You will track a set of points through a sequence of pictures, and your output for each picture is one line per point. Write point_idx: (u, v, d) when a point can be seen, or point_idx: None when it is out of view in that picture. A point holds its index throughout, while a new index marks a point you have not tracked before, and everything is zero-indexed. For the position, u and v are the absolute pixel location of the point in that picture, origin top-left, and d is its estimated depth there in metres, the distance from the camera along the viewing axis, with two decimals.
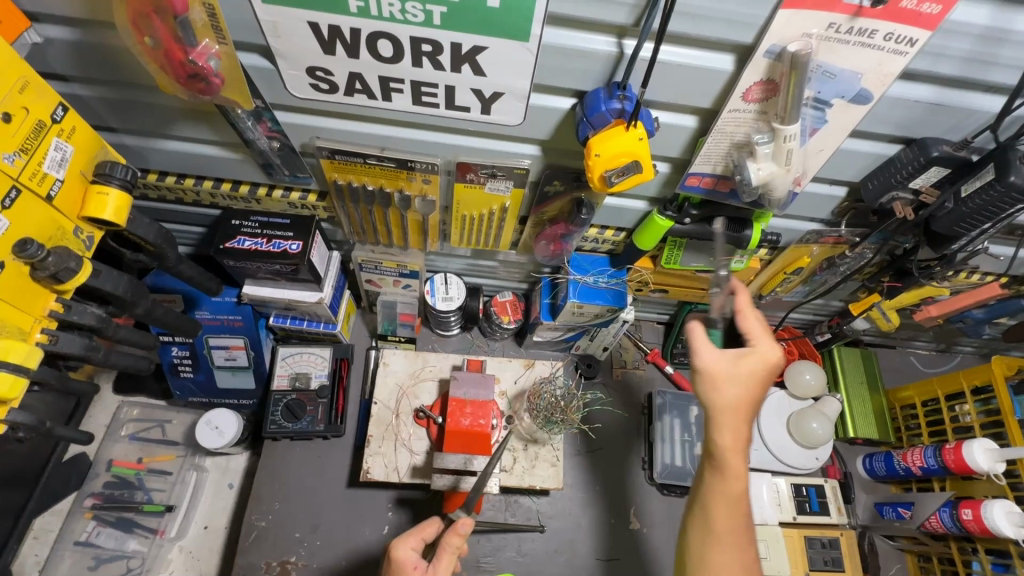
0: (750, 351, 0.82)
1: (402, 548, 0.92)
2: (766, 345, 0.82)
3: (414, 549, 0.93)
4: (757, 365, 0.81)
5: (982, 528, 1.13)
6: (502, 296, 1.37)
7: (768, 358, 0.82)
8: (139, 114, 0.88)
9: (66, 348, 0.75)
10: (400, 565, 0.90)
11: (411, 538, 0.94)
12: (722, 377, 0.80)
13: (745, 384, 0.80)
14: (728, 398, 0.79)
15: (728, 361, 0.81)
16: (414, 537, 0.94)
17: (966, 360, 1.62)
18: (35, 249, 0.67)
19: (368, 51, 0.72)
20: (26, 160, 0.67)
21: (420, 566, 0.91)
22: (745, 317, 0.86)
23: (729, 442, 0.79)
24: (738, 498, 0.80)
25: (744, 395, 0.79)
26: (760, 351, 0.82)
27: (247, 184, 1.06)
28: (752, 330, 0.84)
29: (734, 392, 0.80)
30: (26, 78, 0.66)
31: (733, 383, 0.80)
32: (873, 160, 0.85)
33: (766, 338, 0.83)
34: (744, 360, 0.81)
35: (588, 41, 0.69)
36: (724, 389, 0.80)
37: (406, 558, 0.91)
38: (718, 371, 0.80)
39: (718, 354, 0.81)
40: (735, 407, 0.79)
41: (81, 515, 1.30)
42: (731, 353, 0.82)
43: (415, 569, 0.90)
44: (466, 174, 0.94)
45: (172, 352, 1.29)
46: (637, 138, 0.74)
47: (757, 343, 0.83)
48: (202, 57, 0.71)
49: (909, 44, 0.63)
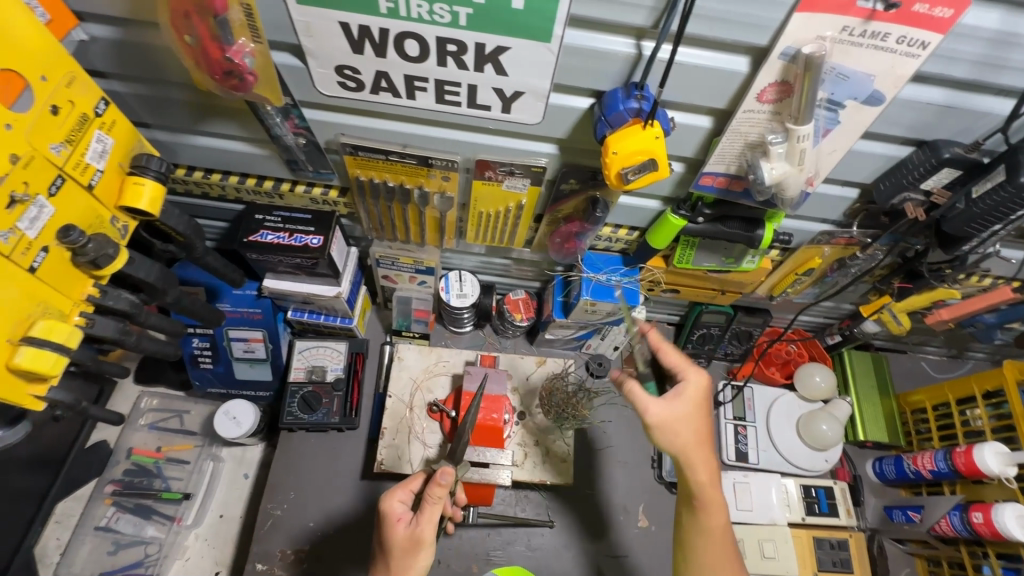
0: (683, 386, 0.97)
1: (389, 501, 0.95)
2: (692, 374, 0.98)
3: (402, 503, 0.95)
4: (694, 396, 0.97)
5: (993, 532, 1.13)
6: (515, 294, 1.39)
7: (698, 384, 0.98)
8: (172, 110, 0.92)
9: (102, 331, 0.79)
10: (385, 516, 0.94)
11: (399, 491, 0.97)
12: (674, 419, 0.95)
13: (694, 419, 0.96)
14: (686, 439, 0.95)
15: (671, 405, 0.96)
16: (402, 490, 0.96)
17: (978, 366, 1.61)
18: (77, 236, 0.71)
19: (395, 51, 0.75)
20: (71, 150, 0.70)
21: (404, 518, 0.94)
22: (666, 355, 1.01)
23: (704, 473, 0.94)
24: (720, 520, 0.96)
25: (696, 427, 0.96)
26: (690, 382, 0.97)
27: (271, 180, 1.09)
28: (678, 365, 1.00)
29: (688, 432, 0.95)
30: (73, 73, 0.70)
31: (683, 424, 0.95)
32: (886, 162, 0.87)
33: (689, 367, 0.99)
34: (681, 398, 0.97)
35: (607, 42, 0.72)
36: (681, 431, 0.95)
37: (392, 510, 0.94)
38: (668, 417, 0.95)
39: (661, 403, 0.96)
40: (694, 444, 0.95)
41: (101, 501, 1.34)
42: (670, 398, 0.97)
43: (399, 521, 0.93)
44: (485, 171, 0.96)
45: (193, 343, 1.32)
46: (654, 137, 0.76)
47: (685, 377, 0.99)
48: (238, 55, 0.74)
49: (921, 46, 0.65)
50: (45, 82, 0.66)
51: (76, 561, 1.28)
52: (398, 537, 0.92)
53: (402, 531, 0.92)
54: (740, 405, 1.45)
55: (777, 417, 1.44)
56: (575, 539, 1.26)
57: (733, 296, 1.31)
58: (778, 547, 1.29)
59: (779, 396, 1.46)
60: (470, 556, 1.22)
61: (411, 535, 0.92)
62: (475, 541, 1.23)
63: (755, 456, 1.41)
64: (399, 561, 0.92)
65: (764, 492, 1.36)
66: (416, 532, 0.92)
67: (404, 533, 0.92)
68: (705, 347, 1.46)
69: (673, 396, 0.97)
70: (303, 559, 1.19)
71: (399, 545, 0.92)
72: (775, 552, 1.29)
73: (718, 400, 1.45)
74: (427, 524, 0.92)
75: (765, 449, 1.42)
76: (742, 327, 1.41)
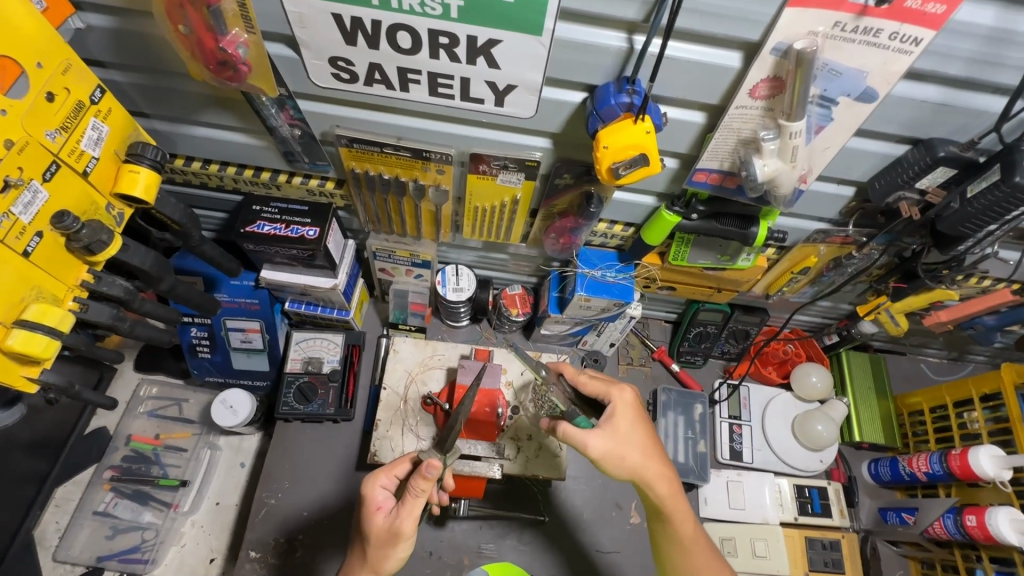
0: (614, 408, 0.94)
1: (370, 487, 0.96)
2: (617, 394, 0.95)
3: (384, 489, 0.96)
4: (628, 414, 0.94)
5: (986, 535, 1.13)
6: (512, 289, 1.39)
7: (626, 402, 0.95)
8: (170, 100, 0.92)
9: (96, 316, 0.80)
10: (366, 502, 0.95)
11: (383, 477, 0.97)
12: (617, 444, 0.91)
13: (639, 439, 0.93)
14: (635, 461, 0.91)
15: (610, 434, 0.91)
16: (385, 475, 0.97)
17: (978, 369, 1.60)
18: (72, 221, 0.72)
19: (388, 42, 0.75)
20: (66, 137, 0.71)
21: (384, 507, 0.95)
22: (585, 384, 0.99)
23: (664, 487, 0.93)
24: (690, 526, 0.95)
25: (643, 444, 0.92)
26: (618, 402, 0.94)
27: (268, 171, 1.10)
28: (599, 390, 0.97)
29: (635, 454, 0.91)
30: (69, 60, 0.71)
31: (629, 450, 0.91)
32: (881, 160, 0.86)
33: (611, 388, 0.96)
34: (616, 422, 0.93)
35: (600, 36, 0.72)
36: (629, 456, 0.91)
37: (372, 498, 0.95)
38: (611, 445, 0.90)
39: (601, 435, 0.91)
40: (646, 463, 0.92)
41: (100, 486, 1.37)
42: (607, 427, 0.92)
43: (378, 510, 0.94)
44: (479, 165, 0.96)
45: (192, 333, 1.33)
46: (644, 132, 0.76)
47: (611, 399, 0.95)
48: (232, 45, 0.75)
49: (914, 43, 0.65)
50: (41, 69, 0.67)
51: (76, 544, 1.31)
52: (375, 527, 0.93)
53: (381, 520, 0.93)
54: (736, 403, 1.45)
55: (772, 417, 1.43)
56: (567, 534, 1.26)
57: (729, 294, 1.31)
58: (769, 546, 1.29)
59: (775, 396, 1.46)
60: (461, 548, 1.22)
61: (388, 526, 0.92)
62: (467, 534, 1.24)
63: (749, 455, 1.41)
64: (376, 550, 0.93)
65: (757, 492, 1.35)
66: (394, 524, 0.91)
67: (381, 523, 0.93)
68: (702, 345, 1.45)
69: (607, 423, 0.92)
70: (295, 548, 1.20)
71: (376, 534, 0.93)
72: (767, 551, 1.28)
73: (714, 398, 1.45)
74: (407, 516, 0.91)
75: (759, 447, 1.42)
76: (739, 326, 1.41)
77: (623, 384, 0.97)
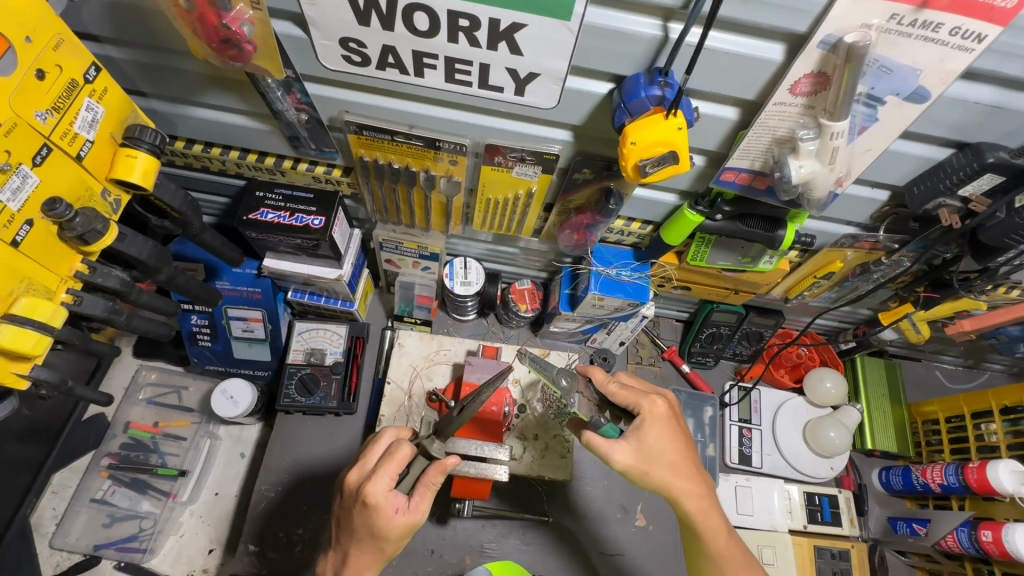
0: (643, 421, 0.90)
1: (381, 493, 0.85)
2: (647, 405, 0.91)
3: (393, 490, 0.86)
4: (657, 427, 0.90)
5: (1002, 551, 1.10)
6: (521, 284, 1.35)
7: (656, 414, 0.91)
8: (170, 79, 0.87)
9: (90, 309, 0.76)
10: (380, 508, 0.84)
11: (387, 479, 0.86)
12: (644, 458, 0.88)
13: (668, 454, 0.89)
14: (662, 476, 0.88)
15: (635, 446, 0.89)
16: (389, 477, 0.86)
17: (994, 378, 1.56)
18: (64, 209, 0.68)
19: (403, 24, 0.70)
20: (58, 119, 0.67)
21: (399, 506, 0.86)
22: (614, 394, 0.94)
23: (692, 502, 0.90)
24: (723, 543, 0.92)
25: (671, 459, 0.89)
26: (647, 414, 0.90)
27: (272, 156, 1.05)
28: (628, 400, 0.92)
29: (662, 470, 0.88)
30: (61, 35, 0.66)
31: (657, 465, 0.88)
32: (922, 164, 0.81)
33: (641, 397, 0.92)
34: (643, 434, 0.89)
35: (632, 23, 0.67)
36: (655, 469, 0.88)
37: (387, 503, 0.85)
38: (637, 458, 0.88)
39: (626, 448, 0.88)
40: (673, 480, 0.89)
41: (97, 473, 1.34)
42: (633, 440, 0.89)
43: (396, 512, 0.85)
44: (495, 157, 0.92)
45: (192, 321, 1.30)
46: (676, 127, 0.71)
47: (640, 410, 0.91)
48: (235, 21, 0.70)
49: (976, 39, 0.60)
50: (29, 45, 0.62)
51: (73, 531, 1.29)
52: (396, 527, 0.86)
53: (401, 520, 0.86)
54: (746, 407, 1.42)
55: (783, 421, 1.40)
56: (571, 535, 1.24)
57: (746, 296, 1.27)
58: (778, 554, 1.27)
59: (787, 400, 1.42)
60: (464, 547, 1.20)
61: (410, 523, 0.86)
62: (470, 532, 1.21)
63: (759, 460, 1.38)
64: (393, 544, 0.88)
65: (766, 496, 1.33)
66: (417, 519, 0.87)
67: (402, 523, 0.86)
68: (714, 346, 1.42)
69: (632, 434, 0.89)
70: (294, 543, 1.17)
71: (397, 533, 0.86)
72: (775, 559, 1.26)
73: (724, 401, 1.42)
74: (425, 509, 0.88)
75: (769, 453, 1.39)
76: (753, 328, 1.37)
77: (655, 392, 0.93)
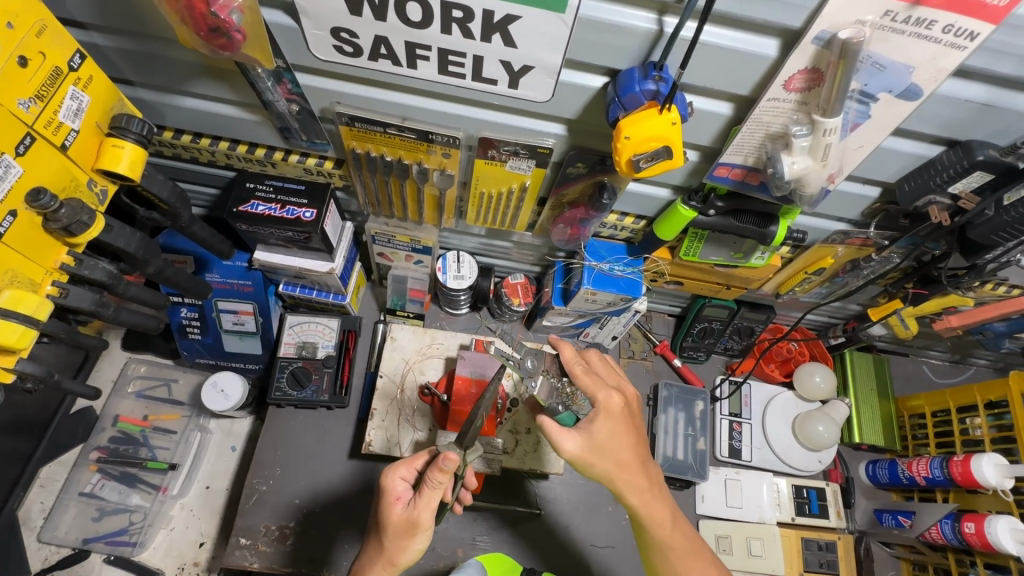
0: (597, 413, 0.87)
1: (390, 478, 0.90)
2: (603, 397, 0.88)
3: (404, 481, 0.91)
4: (610, 423, 0.87)
5: (984, 543, 1.11)
6: (514, 278, 1.33)
7: (611, 408, 0.88)
8: (158, 67, 0.86)
9: (76, 302, 0.75)
10: (385, 492, 0.89)
11: (402, 468, 0.92)
12: (594, 451, 0.86)
13: (616, 451, 0.87)
14: (608, 469, 0.87)
15: (585, 436, 0.86)
16: (405, 467, 0.91)
17: (980, 373, 1.58)
18: (49, 200, 0.67)
19: (396, 13, 0.69)
20: (42, 107, 0.66)
21: (403, 497, 0.90)
22: (577, 375, 0.90)
23: (635, 496, 0.89)
24: (668, 532, 0.91)
25: (620, 457, 0.87)
26: (602, 408, 0.87)
27: (263, 147, 1.03)
28: (587, 386, 0.89)
29: (608, 463, 0.86)
30: (44, 21, 0.65)
31: (602, 459, 0.86)
32: (913, 161, 0.82)
33: (600, 388, 0.88)
34: (596, 426, 0.86)
35: (628, 16, 0.66)
36: (600, 464, 0.86)
37: (391, 488, 0.90)
38: (586, 450, 0.86)
39: (577, 438, 0.85)
40: (617, 474, 0.87)
41: (87, 467, 1.33)
42: (584, 426, 0.87)
43: (397, 501, 0.89)
44: (488, 150, 0.91)
45: (182, 313, 1.29)
46: (670, 122, 0.71)
47: (596, 402, 0.88)
48: (224, 10, 0.68)
49: (969, 37, 0.60)
50: (11, 31, 0.61)
51: (62, 525, 1.28)
52: (395, 517, 0.88)
53: (400, 511, 0.89)
54: (737, 401, 1.43)
55: (773, 415, 1.41)
56: (562, 528, 1.24)
57: (737, 291, 1.28)
58: (766, 546, 1.29)
59: (777, 395, 1.43)
60: (455, 540, 1.20)
61: (408, 518, 0.88)
62: (461, 525, 1.21)
63: (749, 454, 1.39)
64: (393, 542, 0.89)
65: (755, 490, 1.35)
66: (413, 516, 0.87)
67: (402, 514, 0.88)
68: (706, 340, 1.42)
69: (584, 424, 0.87)
70: (286, 537, 1.17)
71: (395, 524, 0.88)
72: (763, 551, 1.28)
73: (716, 395, 1.43)
74: (424, 508, 0.87)
75: (759, 446, 1.40)
76: (744, 323, 1.38)
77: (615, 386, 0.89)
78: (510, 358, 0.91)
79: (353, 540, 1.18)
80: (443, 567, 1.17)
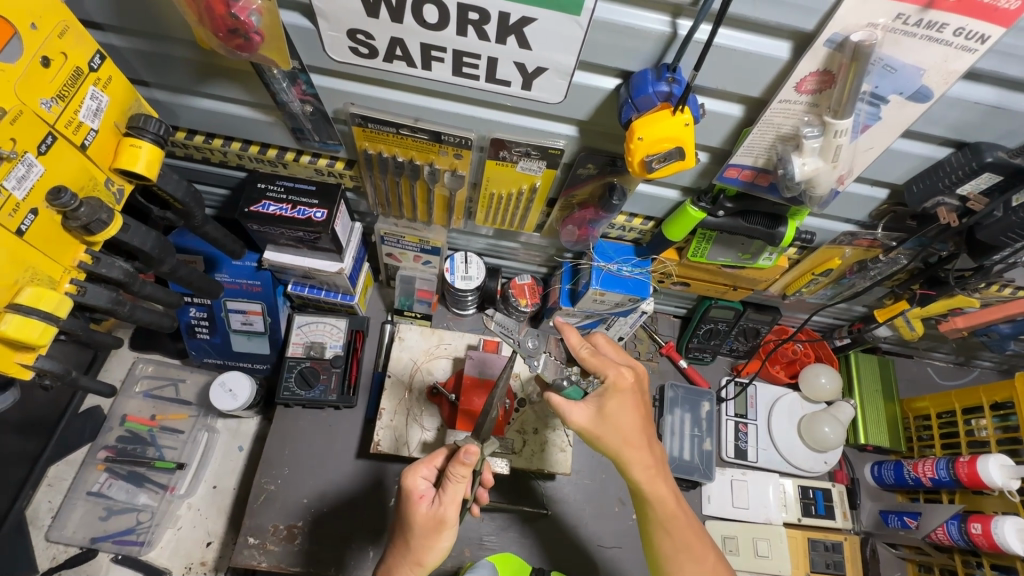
0: (606, 389, 0.88)
1: (412, 478, 0.91)
2: (613, 372, 0.89)
3: (425, 479, 0.92)
4: (620, 400, 0.88)
5: (991, 543, 1.11)
6: (520, 279, 1.34)
7: (621, 385, 0.88)
8: (173, 69, 0.87)
9: (94, 300, 0.76)
10: (409, 493, 0.90)
11: (422, 468, 0.93)
12: (602, 424, 0.87)
13: (624, 425, 0.87)
14: (616, 443, 0.87)
15: (595, 410, 0.88)
16: (425, 467, 0.93)
17: (983, 375, 1.59)
18: (69, 199, 0.68)
19: (413, 15, 0.70)
20: (63, 107, 0.66)
21: (427, 495, 0.91)
22: (584, 358, 0.90)
23: (640, 471, 0.89)
24: (670, 508, 0.91)
25: (627, 432, 0.87)
26: (611, 383, 0.88)
27: (275, 148, 1.04)
28: (595, 366, 0.89)
29: (615, 438, 0.87)
30: (66, 23, 0.65)
31: (609, 432, 0.87)
32: (921, 162, 0.82)
33: (609, 366, 0.89)
34: (605, 402, 0.88)
35: (642, 18, 0.67)
36: (607, 437, 0.87)
37: (414, 488, 0.90)
38: (594, 422, 0.87)
39: (585, 410, 0.88)
40: (624, 448, 0.88)
41: (94, 466, 1.33)
42: (594, 401, 0.88)
43: (422, 499, 0.90)
44: (500, 151, 0.92)
45: (190, 314, 1.29)
46: (682, 123, 0.72)
47: (606, 377, 0.89)
48: (244, 12, 0.69)
49: (979, 40, 0.61)
50: (35, 31, 0.62)
51: (69, 524, 1.29)
52: (420, 516, 0.89)
53: (425, 509, 0.89)
54: (743, 403, 1.43)
55: (779, 416, 1.41)
56: (569, 527, 1.25)
57: (744, 292, 1.28)
58: (772, 546, 1.29)
59: (783, 395, 1.43)
60: (463, 540, 1.20)
61: (434, 515, 0.88)
62: (468, 525, 1.21)
63: (754, 455, 1.39)
64: (420, 541, 0.89)
65: (762, 490, 1.35)
66: (440, 513, 0.88)
67: (427, 512, 0.89)
68: (711, 341, 1.43)
69: (594, 399, 0.88)
70: (294, 536, 1.18)
71: (421, 523, 0.89)
72: (769, 551, 1.29)
73: (722, 396, 1.43)
74: (450, 502, 0.88)
75: (766, 448, 1.40)
76: (750, 324, 1.39)
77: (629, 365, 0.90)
78: (511, 336, 0.87)
79: (361, 539, 1.18)
80: (450, 566, 1.18)
